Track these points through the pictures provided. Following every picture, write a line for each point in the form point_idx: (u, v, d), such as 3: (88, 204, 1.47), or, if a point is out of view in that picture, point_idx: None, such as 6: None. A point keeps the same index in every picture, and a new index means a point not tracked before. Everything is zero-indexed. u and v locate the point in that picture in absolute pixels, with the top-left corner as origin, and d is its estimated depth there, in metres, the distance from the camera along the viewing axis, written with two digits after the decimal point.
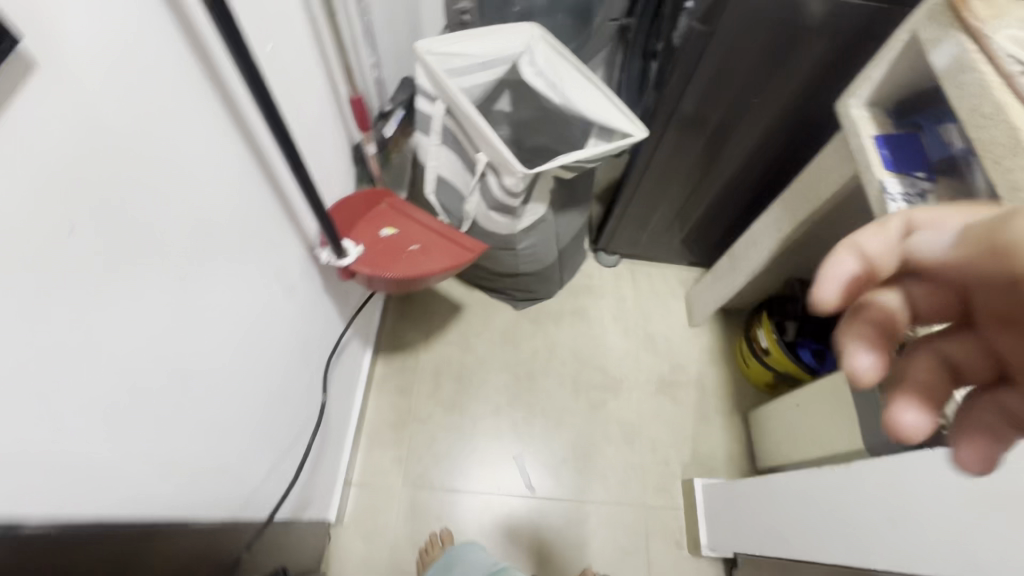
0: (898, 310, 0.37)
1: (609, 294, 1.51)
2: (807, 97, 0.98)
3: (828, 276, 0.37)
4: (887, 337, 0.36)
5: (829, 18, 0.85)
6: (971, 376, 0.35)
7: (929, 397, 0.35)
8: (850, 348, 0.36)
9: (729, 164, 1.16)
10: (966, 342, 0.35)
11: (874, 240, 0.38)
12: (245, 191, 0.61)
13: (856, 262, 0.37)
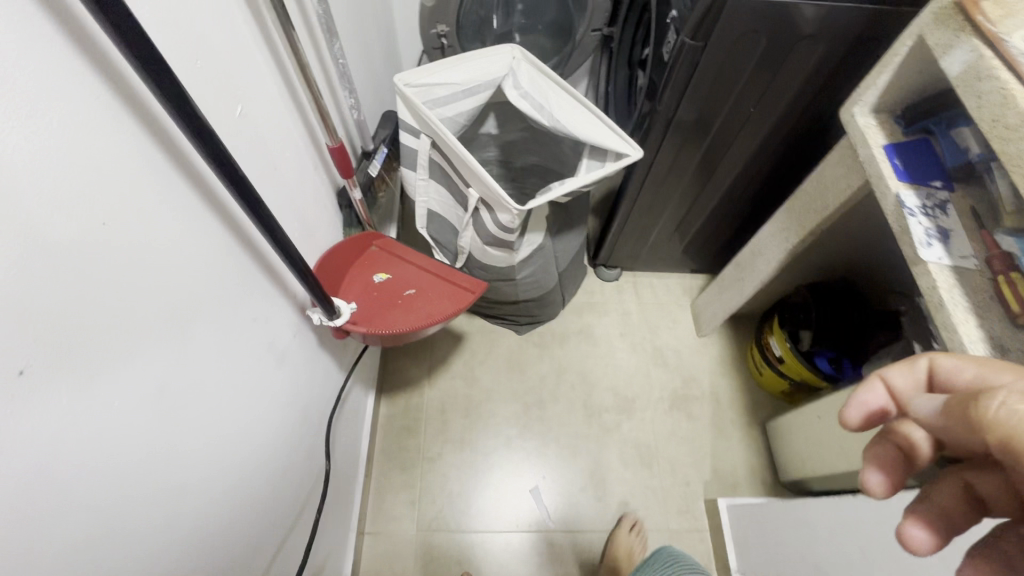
0: (921, 441, 0.43)
1: (613, 310, 1.47)
2: (804, 102, 0.94)
3: (852, 403, 0.46)
4: (900, 461, 0.43)
5: (826, 22, 0.81)
6: (997, 508, 0.38)
7: (933, 514, 0.40)
8: (864, 466, 0.44)
9: (729, 172, 1.12)
10: (991, 477, 0.38)
11: (901, 379, 0.45)
12: (226, 264, 0.56)
13: (881, 396, 0.45)
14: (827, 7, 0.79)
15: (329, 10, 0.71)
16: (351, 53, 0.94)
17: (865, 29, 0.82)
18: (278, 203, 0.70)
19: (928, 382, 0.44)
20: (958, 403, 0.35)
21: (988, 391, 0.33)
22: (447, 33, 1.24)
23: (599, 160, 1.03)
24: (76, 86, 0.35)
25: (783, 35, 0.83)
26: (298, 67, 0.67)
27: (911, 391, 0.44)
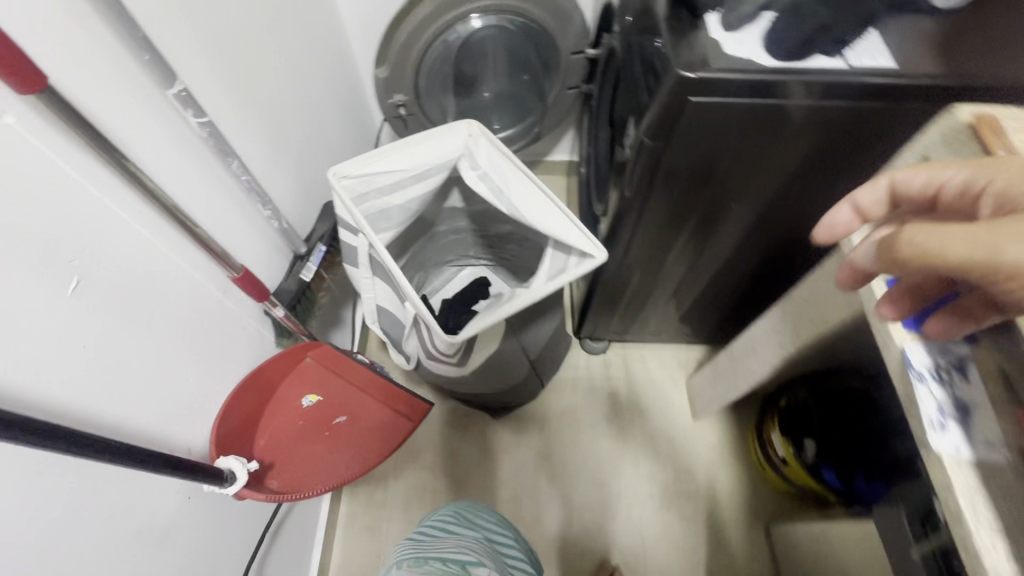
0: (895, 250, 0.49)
1: (599, 389, 1.34)
2: (799, 196, 0.79)
3: (820, 229, 0.51)
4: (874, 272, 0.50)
5: (818, 119, 0.65)
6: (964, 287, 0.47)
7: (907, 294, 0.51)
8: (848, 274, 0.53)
9: (716, 257, 0.97)
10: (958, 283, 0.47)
11: (865, 196, 0.47)
12: (30, 478, 0.45)
13: (846, 214, 0.49)
14: (819, 102, 0.63)
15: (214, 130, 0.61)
16: (267, 150, 0.83)
17: (871, 127, 0.66)
18: (151, 357, 0.60)
19: (891, 194, 0.45)
20: (879, 246, 0.37)
21: (898, 236, 0.35)
22: (405, 102, 1.13)
23: (562, 256, 0.90)
24: None
25: (766, 132, 0.67)
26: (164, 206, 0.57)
27: (874, 205, 0.47)
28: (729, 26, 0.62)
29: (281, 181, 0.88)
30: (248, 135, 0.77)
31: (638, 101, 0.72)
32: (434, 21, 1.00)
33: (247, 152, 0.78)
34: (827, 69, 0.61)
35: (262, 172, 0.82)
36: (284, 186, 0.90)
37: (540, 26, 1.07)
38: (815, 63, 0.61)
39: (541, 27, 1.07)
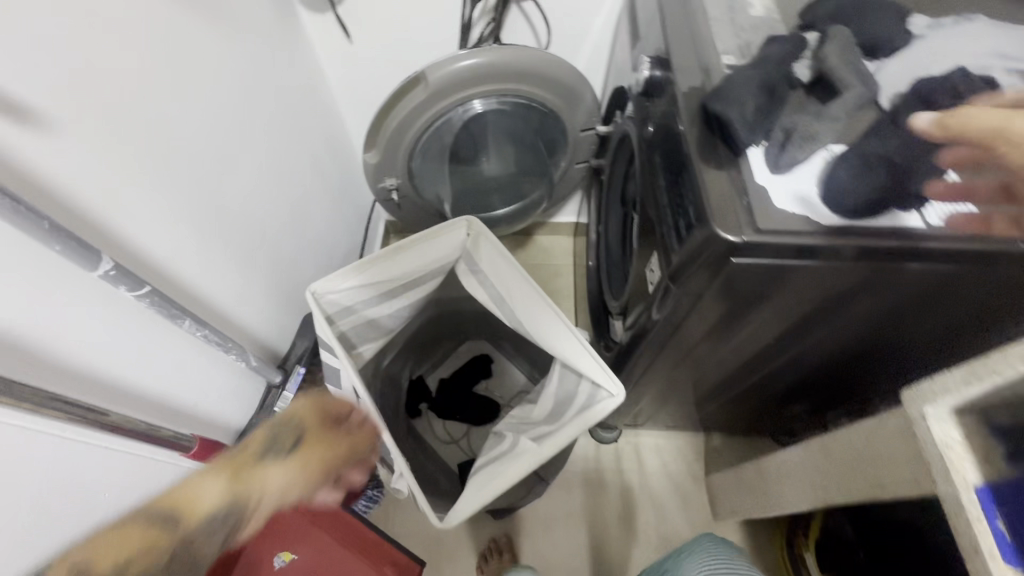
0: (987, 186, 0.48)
1: (610, 484, 1.23)
2: (851, 339, 0.68)
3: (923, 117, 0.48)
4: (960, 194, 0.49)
5: (885, 279, 0.54)
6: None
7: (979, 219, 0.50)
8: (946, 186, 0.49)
9: (749, 377, 0.86)
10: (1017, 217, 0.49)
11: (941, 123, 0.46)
12: None
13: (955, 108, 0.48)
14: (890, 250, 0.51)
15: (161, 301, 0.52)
16: (229, 270, 0.74)
17: (947, 283, 0.54)
18: (55, 566, 0.50)
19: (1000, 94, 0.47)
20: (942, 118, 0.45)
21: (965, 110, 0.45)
22: (397, 185, 1.02)
23: (573, 384, 0.80)
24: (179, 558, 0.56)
25: (817, 288, 0.56)
26: (82, 400, 0.48)
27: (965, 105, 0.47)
28: (777, 167, 0.52)
29: (245, 298, 0.78)
30: (204, 262, 0.68)
31: (663, 240, 0.61)
32: (426, 107, 0.90)
33: (203, 283, 0.68)
34: (895, 227, 0.50)
35: (221, 297, 0.72)
36: (251, 302, 0.80)
37: (543, 107, 0.97)
38: (883, 220, 0.50)
39: (545, 108, 0.96)
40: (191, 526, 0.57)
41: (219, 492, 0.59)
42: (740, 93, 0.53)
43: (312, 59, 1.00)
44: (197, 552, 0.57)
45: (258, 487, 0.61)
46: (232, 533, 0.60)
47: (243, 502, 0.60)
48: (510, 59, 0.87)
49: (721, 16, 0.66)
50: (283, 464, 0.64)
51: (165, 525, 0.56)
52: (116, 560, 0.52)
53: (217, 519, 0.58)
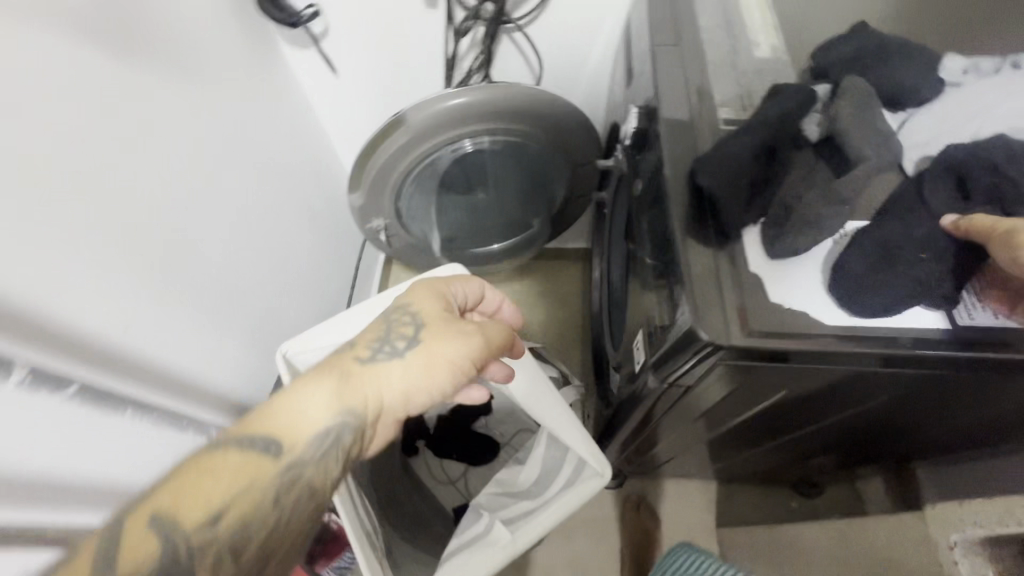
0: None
1: (614, 537, 1.15)
2: (869, 415, 0.60)
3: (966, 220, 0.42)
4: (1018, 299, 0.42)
5: (899, 380, 0.46)
6: None
7: None
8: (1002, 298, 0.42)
9: (759, 438, 0.78)
10: None
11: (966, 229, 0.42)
12: None
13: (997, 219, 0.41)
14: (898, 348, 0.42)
15: (88, 378, 0.53)
16: (196, 334, 0.70)
17: (980, 381, 0.46)
18: None
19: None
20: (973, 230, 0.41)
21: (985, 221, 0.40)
22: (385, 225, 0.99)
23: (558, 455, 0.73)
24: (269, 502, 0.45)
25: (824, 384, 0.48)
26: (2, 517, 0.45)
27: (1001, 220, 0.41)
28: (772, 252, 0.45)
29: (217, 358, 0.75)
30: (166, 330, 0.65)
31: (649, 320, 0.54)
32: (410, 149, 0.85)
33: (166, 353, 0.65)
34: (920, 328, 0.42)
35: (189, 364, 0.69)
36: (224, 362, 0.77)
37: (536, 144, 0.90)
38: (898, 318, 0.42)
39: (538, 145, 0.90)
40: (295, 451, 0.46)
41: (328, 404, 0.48)
42: (733, 169, 0.47)
43: (293, 97, 0.97)
44: (312, 480, 0.47)
45: (383, 383, 0.52)
46: (356, 451, 0.49)
47: (365, 404, 0.50)
48: (498, 98, 0.81)
49: (721, 61, 0.59)
50: (403, 359, 0.53)
51: (261, 455, 0.45)
52: (205, 511, 0.41)
53: (325, 436, 0.47)
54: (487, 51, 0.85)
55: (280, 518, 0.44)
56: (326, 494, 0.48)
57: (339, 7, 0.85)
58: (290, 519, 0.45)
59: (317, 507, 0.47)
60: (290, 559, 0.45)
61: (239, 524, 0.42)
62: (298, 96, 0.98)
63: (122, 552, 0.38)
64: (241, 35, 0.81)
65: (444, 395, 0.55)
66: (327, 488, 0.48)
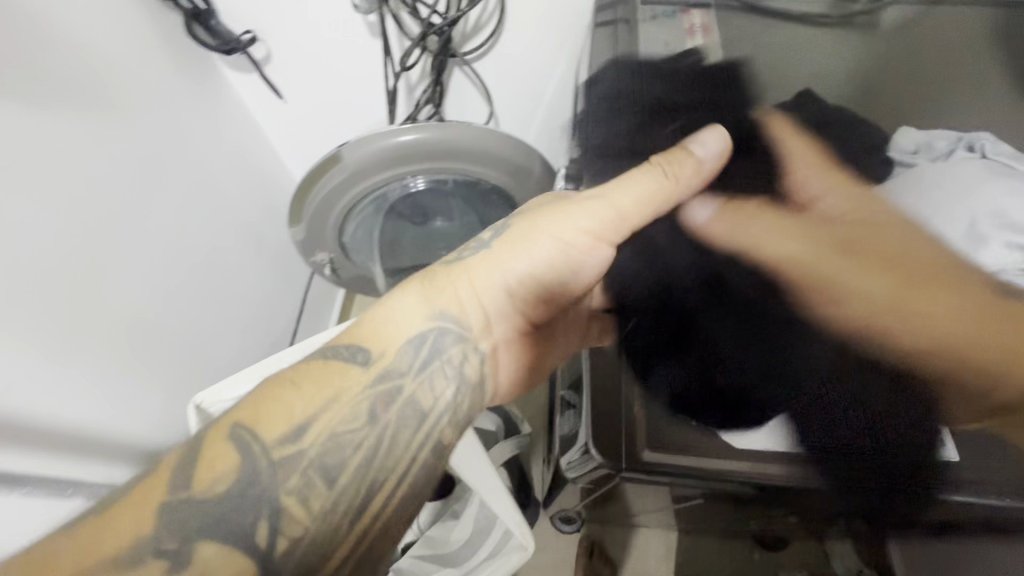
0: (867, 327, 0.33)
1: None
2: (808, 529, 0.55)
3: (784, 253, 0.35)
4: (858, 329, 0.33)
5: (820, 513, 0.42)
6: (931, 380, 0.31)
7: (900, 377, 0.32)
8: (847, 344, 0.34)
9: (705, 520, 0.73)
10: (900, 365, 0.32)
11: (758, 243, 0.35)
12: None
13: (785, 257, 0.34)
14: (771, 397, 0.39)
15: None
16: (106, 386, 0.66)
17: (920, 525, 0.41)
18: None
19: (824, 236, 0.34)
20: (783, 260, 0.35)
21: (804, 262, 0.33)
22: (332, 258, 0.94)
23: (488, 521, 0.70)
24: (366, 415, 0.39)
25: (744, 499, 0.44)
26: None
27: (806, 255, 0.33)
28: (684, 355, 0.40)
29: (134, 407, 0.70)
30: (62, 387, 0.59)
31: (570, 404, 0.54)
32: (351, 186, 0.80)
33: (66, 412, 0.60)
34: None
35: (99, 420, 0.64)
36: (141, 413, 0.72)
37: (489, 183, 0.86)
38: None
39: (489, 183, 0.85)
40: (387, 360, 0.41)
41: (417, 310, 0.44)
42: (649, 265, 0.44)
43: (240, 123, 0.93)
44: (414, 395, 0.41)
45: (481, 281, 0.47)
46: (468, 367, 0.44)
47: (462, 306, 0.45)
48: (442, 136, 0.77)
49: None
50: (502, 251, 0.48)
51: (356, 364, 0.40)
52: (290, 420, 0.37)
53: (419, 343, 0.43)
54: (435, 83, 0.80)
55: (382, 435, 0.39)
56: (441, 412, 0.42)
57: (281, 32, 0.81)
58: (400, 432, 0.40)
59: (429, 426, 0.41)
60: (413, 479, 0.40)
61: (330, 434, 0.37)
62: (245, 122, 0.94)
63: (201, 464, 0.35)
64: (169, 61, 0.77)
65: (564, 287, 0.48)
66: (439, 407, 0.42)
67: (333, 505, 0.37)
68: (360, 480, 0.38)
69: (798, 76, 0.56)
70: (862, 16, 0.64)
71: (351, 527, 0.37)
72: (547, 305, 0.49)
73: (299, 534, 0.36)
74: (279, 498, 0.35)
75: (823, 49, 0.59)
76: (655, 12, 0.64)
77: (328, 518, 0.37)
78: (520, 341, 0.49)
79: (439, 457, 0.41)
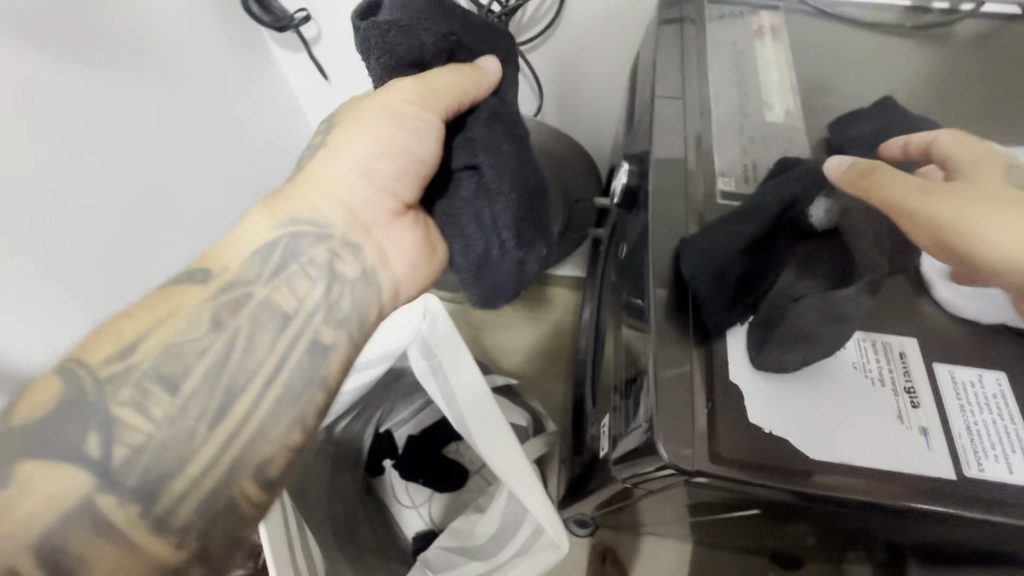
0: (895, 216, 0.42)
1: None
2: (848, 550, 0.54)
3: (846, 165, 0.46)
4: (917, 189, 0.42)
5: (877, 530, 0.41)
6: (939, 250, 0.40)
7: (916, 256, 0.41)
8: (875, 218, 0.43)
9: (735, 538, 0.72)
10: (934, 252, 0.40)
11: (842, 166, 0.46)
12: None
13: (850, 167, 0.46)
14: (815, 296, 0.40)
15: None
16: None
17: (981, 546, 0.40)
18: None
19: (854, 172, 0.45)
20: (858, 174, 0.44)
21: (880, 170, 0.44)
22: None
23: (519, 518, 0.69)
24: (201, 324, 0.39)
25: (803, 515, 0.43)
26: None
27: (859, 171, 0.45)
28: (758, 361, 0.39)
29: None
30: None
31: (621, 404, 0.51)
32: None
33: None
34: (915, 474, 0.36)
35: None
36: None
37: None
38: (902, 462, 0.36)
39: None
40: (232, 272, 0.41)
41: (263, 223, 0.43)
42: (721, 260, 0.42)
43: (278, 100, 0.92)
44: (270, 298, 0.42)
45: (330, 179, 0.45)
46: (339, 264, 0.45)
47: (312, 211, 0.44)
48: None
49: (728, 121, 0.53)
50: (353, 150, 0.45)
51: (192, 280, 0.41)
52: (117, 341, 0.37)
53: (269, 251, 0.43)
54: None
55: (227, 339, 0.40)
56: (310, 311, 0.43)
57: (333, 12, 0.80)
58: (257, 332, 0.41)
59: (296, 325, 0.42)
60: (289, 377, 0.41)
61: (165, 346, 0.38)
62: (286, 100, 0.94)
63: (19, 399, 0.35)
64: (219, 33, 0.77)
65: (415, 158, 0.45)
66: (309, 304, 0.43)
67: (180, 411, 0.37)
68: (214, 381, 0.38)
69: (868, 87, 0.55)
70: (939, 29, 0.61)
71: (209, 434, 0.37)
72: (413, 185, 0.46)
73: (141, 441, 0.36)
74: (109, 410, 0.35)
75: (896, 60, 0.58)
76: (722, 12, 0.62)
77: (177, 424, 0.37)
78: (399, 220, 0.48)
79: (323, 356, 0.42)
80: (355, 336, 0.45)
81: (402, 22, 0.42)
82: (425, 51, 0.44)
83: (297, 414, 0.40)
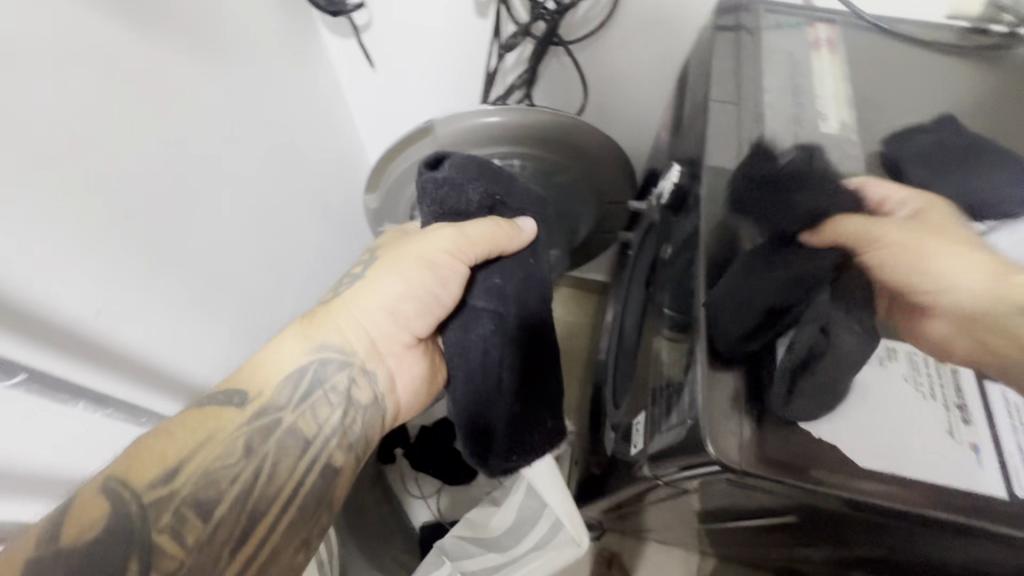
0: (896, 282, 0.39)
1: None
2: None
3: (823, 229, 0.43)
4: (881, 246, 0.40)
5: (908, 548, 0.41)
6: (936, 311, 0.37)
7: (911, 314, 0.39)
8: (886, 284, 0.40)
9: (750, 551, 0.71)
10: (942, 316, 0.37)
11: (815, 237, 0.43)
12: None
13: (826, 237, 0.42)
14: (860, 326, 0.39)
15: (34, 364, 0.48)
16: (159, 313, 0.62)
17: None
18: None
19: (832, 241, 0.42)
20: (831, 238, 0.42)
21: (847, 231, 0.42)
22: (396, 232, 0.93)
23: (538, 514, 0.69)
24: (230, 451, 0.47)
25: (833, 527, 0.43)
26: None
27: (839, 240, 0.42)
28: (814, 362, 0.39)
29: (200, 346, 0.70)
30: (140, 321, 0.60)
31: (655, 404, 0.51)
32: None
33: (119, 334, 0.57)
34: (968, 490, 0.36)
35: (166, 355, 0.64)
36: (204, 356, 0.72)
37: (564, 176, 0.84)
38: (946, 475, 0.36)
39: (567, 175, 0.84)
40: (265, 397, 0.49)
41: (298, 346, 0.52)
42: (778, 276, 0.41)
43: (321, 83, 0.93)
44: (297, 424, 0.50)
45: (361, 309, 0.54)
46: (354, 387, 0.53)
47: (342, 339, 0.53)
48: (533, 120, 0.76)
49: (782, 129, 0.53)
50: (383, 287, 0.54)
51: (231, 403, 0.48)
52: (162, 466, 0.44)
53: (298, 377, 0.51)
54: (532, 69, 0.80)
55: (261, 460, 0.48)
56: (328, 433, 0.51)
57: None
58: (282, 459, 0.48)
59: (316, 447, 0.50)
60: (308, 491, 0.49)
61: (205, 473, 0.45)
62: (329, 86, 0.95)
63: (71, 518, 0.41)
64: (273, 15, 0.78)
65: (437, 302, 0.53)
66: (323, 428, 0.51)
67: (210, 534, 0.44)
68: (240, 511, 0.46)
69: (921, 104, 0.55)
70: (995, 50, 0.60)
71: (234, 555, 0.45)
72: (429, 324, 0.55)
73: (174, 567, 0.43)
74: (151, 535, 0.42)
75: (950, 79, 0.58)
76: (778, 21, 0.63)
77: (208, 549, 0.44)
78: (411, 352, 0.57)
79: (331, 476, 0.51)
80: (359, 457, 0.53)
81: (454, 179, 0.54)
82: (470, 205, 0.55)
83: (303, 537, 0.49)
